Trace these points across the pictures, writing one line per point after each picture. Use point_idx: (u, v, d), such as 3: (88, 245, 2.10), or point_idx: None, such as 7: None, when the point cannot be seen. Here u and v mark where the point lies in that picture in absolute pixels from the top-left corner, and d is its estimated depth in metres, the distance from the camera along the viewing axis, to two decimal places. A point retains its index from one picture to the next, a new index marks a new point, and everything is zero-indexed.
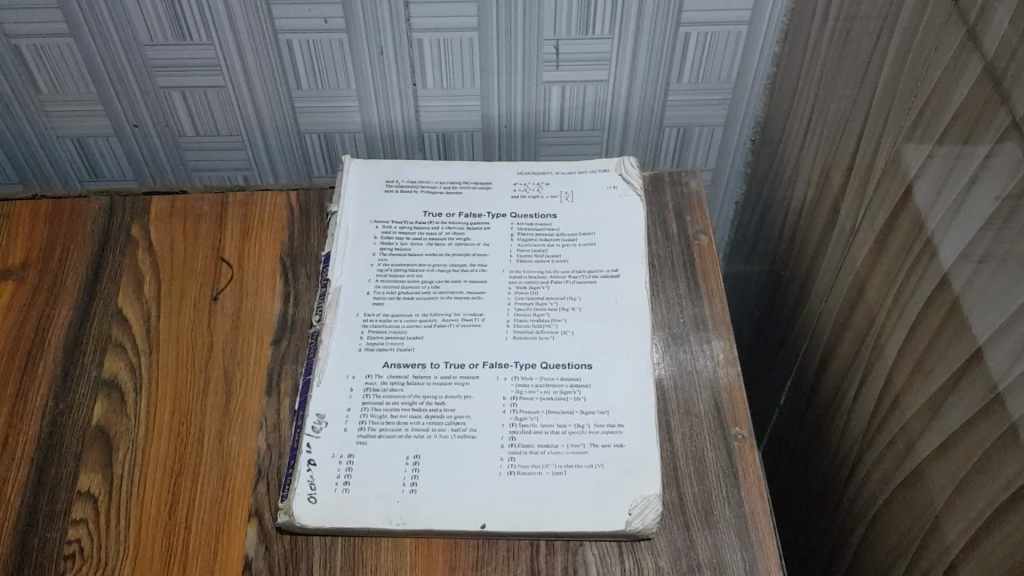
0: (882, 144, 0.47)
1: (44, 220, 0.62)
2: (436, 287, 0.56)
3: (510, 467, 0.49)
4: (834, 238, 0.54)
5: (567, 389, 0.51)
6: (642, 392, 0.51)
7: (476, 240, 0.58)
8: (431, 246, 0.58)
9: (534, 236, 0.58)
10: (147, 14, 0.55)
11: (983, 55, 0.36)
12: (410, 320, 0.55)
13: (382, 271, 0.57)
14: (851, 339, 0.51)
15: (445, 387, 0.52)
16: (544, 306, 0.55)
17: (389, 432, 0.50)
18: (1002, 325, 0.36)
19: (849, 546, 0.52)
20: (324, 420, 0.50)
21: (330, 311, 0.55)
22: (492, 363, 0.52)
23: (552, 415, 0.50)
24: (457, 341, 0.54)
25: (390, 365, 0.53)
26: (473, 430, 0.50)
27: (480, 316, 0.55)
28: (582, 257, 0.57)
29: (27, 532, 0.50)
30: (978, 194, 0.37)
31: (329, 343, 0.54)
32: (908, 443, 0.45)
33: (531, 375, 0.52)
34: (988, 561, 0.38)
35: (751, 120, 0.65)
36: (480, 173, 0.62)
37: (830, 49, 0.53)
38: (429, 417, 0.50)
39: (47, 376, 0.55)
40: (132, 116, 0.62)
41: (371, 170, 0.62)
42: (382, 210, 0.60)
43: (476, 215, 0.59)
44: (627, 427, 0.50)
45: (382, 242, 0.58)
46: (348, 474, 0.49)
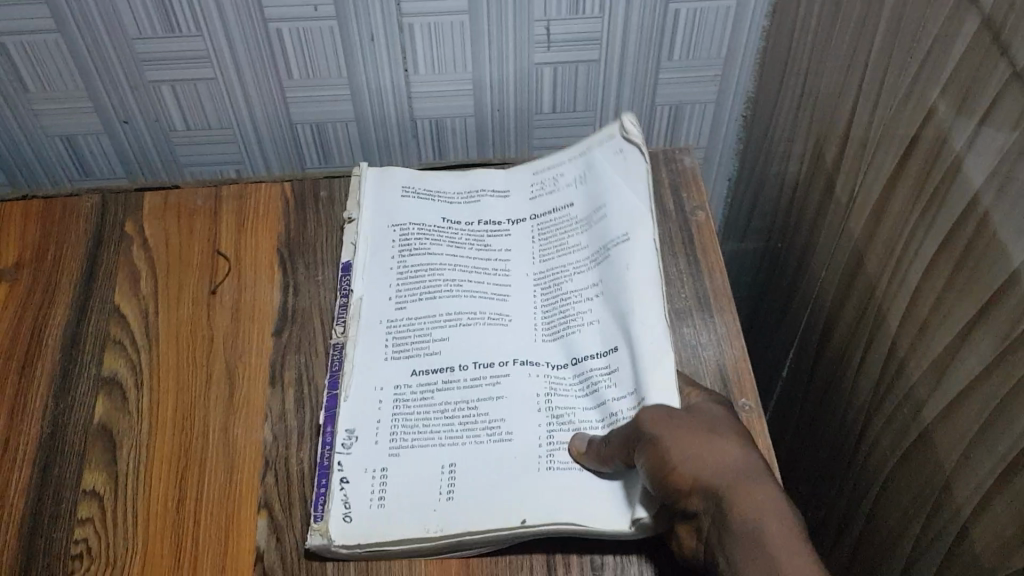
0: (878, 110, 0.47)
1: (36, 220, 0.61)
2: (458, 285, 0.56)
3: (549, 463, 0.48)
4: (831, 207, 0.54)
5: (599, 380, 0.50)
6: (665, 358, 0.49)
7: (497, 245, 0.58)
8: (452, 250, 0.58)
9: (554, 233, 0.58)
10: (135, 6, 0.54)
11: (981, 8, 0.37)
12: (434, 321, 0.54)
13: (403, 275, 0.56)
14: (852, 307, 0.51)
15: (475, 389, 0.51)
16: (569, 301, 0.54)
17: (422, 442, 0.49)
18: (1008, 279, 0.36)
19: (859, 514, 0.52)
20: (355, 435, 0.49)
21: (353, 321, 0.54)
22: (522, 361, 0.52)
23: (586, 412, 0.50)
24: (485, 342, 0.53)
25: (418, 371, 0.52)
26: (509, 433, 0.49)
27: (507, 317, 0.54)
28: (598, 235, 0.56)
29: (33, 534, 0.49)
30: (979, 151, 0.38)
31: (353, 353, 0.53)
32: (915, 407, 0.45)
33: (564, 374, 0.51)
34: (999, 521, 0.38)
35: (742, 96, 0.66)
36: (496, 179, 0.62)
37: (820, 18, 0.53)
38: (463, 423, 0.49)
39: (46, 377, 0.55)
40: (122, 112, 0.61)
41: (387, 175, 0.61)
42: (398, 215, 0.59)
43: (495, 222, 0.59)
44: (662, 395, 0.48)
45: (401, 246, 0.58)
46: (383, 488, 0.47)
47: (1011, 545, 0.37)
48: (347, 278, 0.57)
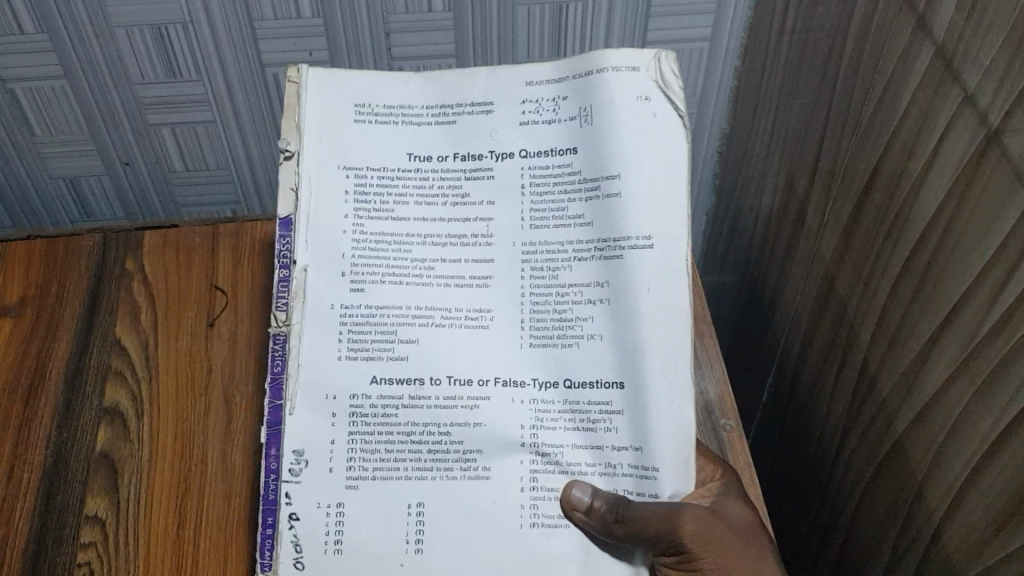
0: (844, 139, 0.50)
1: (39, 258, 0.64)
2: (429, 267, 0.44)
3: (534, 518, 0.42)
4: (803, 234, 0.57)
5: (596, 417, 0.43)
6: (681, 430, 0.42)
7: (479, 197, 0.45)
8: (422, 204, 0.45)
9: (550, 186, 0.45)
10: (140, 54, 0.57)
11: (934, 39, 0.40)
12: (399, 316, 0.43)
13: (358, 242, 0.44)
14: (826, 328, 0.54)
15: (450, 411, 0.43)
16: (565, 300, 0.43)
17: (386, 473, 0.42)
18: (969, 286, 0.38)
19: (840, 528, 0.54)
20: (304, 460, 0.42)
21: (297, 301, 0.43)
22: (505, 382, 0.43)
23: (576, 450, 0.43)
24: (458, 348, 0.43)
25: (379, 379, 0.43)
26: (486, 470, 0.43)
27: (488, 313, 0.44)
28: (606, 215, 0.43)
29: (37, 558, 0.50)
30: (937, 168, 0.40)
31: (300, 349, 0.43)
32: (888, 417, 0.47)
33: (553, 400, 0.43)
34: (970, 518, 0.40)
35: (717, 133, 0.69)
36: (478, 87, 0.46)
37: (788, 56, 0.56)
38: (432, 453, 0.42)
39: (49, 407, 0.57)
40: (124, 154, 0.64)
41: (332, 90, 0.45)
42: (349, 150, 0.45)
43: (476, 155, 0.45)
44: (668, 486, 0.42)
45: (356, 200, 0.44)
46: (340, 530, 0.42)
47: (984, 540, 0.39)
48: (287, 241, 0.43)
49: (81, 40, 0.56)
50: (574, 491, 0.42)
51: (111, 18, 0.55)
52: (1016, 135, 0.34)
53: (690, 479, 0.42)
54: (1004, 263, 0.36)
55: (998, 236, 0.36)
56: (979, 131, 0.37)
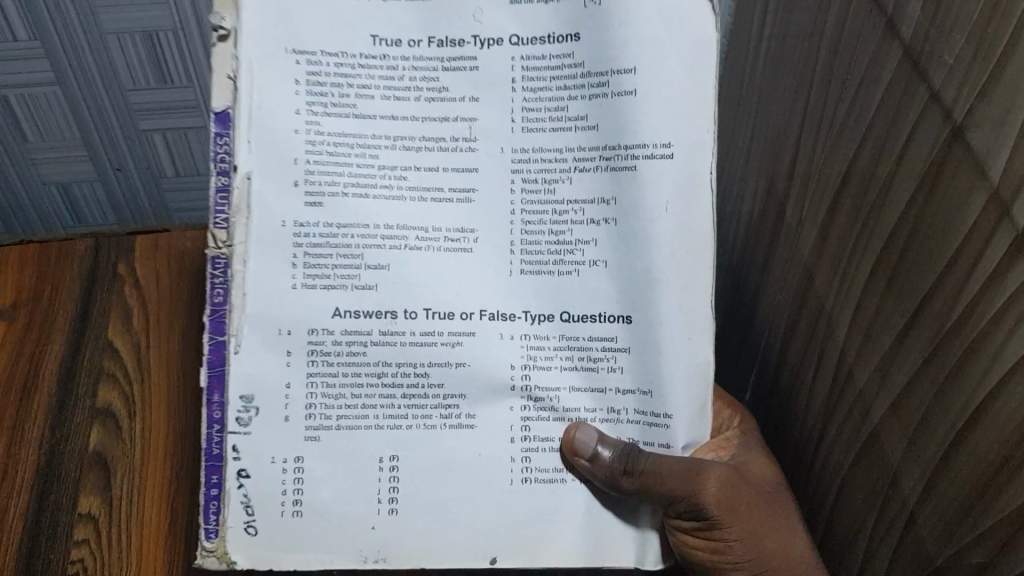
0: (819, 140, 0.51)
1: (32, 262, 0.65)
2: (399, 175, 0.47)
3: (524, 473, 0.48)
4: (782, 233, 0.58)
5: (598, 357, 0.48)
6: (699, 367, 0.47)
7: (457, 92, 0.47)
8: (389, 98, 0.47)
9: (546, 93, 0.47)
10: (133, 61, 0.64)
11: (901, 39, 0.41)
12: (365, 237, 0.46)
13: (312, 143, 0.46)
14: (804, 324, 0.55)
15: (424, 348, 0.47)
16: (563, 214, 0.47)
17: (358, 419, 0.46)
18: (936, 279, 0.40)
19: (819, 520, 0.56)
20: (252, 409, 0.46)
21: (238, 219, 0.45)
22: (493, 316, 0.47)
23: (574, 393, 0.48)
24: (429, 267, 0.47)
25: (341, 313, 0.46)
26: (472, 418, 0.48)
27: (471, 234, 0.47)
28: (614, 123, 0.46)
29: (31, 555, 0.52)
30: (905, 165, 0.42)
31: (245, 275, 0.45)
32: (863, 409, 0.48)
33: (547, 338, 0.48)
34: (940, 503, 0.41)
35: None
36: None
37: (767, 60, 0.58)
38: (406, 398, 0.47)
39: (43, 408, 0.58)
40: (116, 160, 0.70)
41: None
42: (302, 31, 0.46)
43: (456, 43, 0.47)
44: (682, 435, 0.48)
45: (312, 90, 0.46)
46: (297, 488, 0.47)
47: (953, 523, 0.40)
48: (225, 141, 0.45)
49: (74, 46, 0.62)
50: (578, 435, 0.47)
51: (102, 23, 0.61)
52: (978, 129, 0.36)
53: (706, 428, 0.48)
54: (974, 246, 0.37)
55: (964, 226, 0.38)
56: (943, 127, 0.38)
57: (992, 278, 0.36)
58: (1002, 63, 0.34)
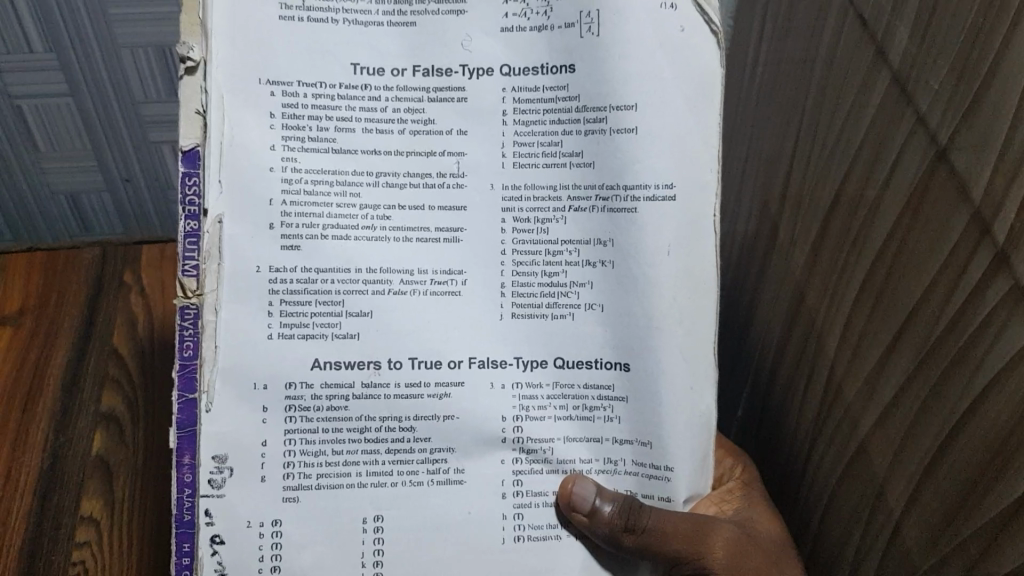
0: (811, 162, 0.53)
1: (39, 272, 0.68)
2: (382, 215, 0.47)
3: (517, 532, 0.48)
4: (775, 252, 0.59)
5: (596, 406, 0.49)
6: (700, 419, 0.48)
7: (444, 125, 0.47)
8: (371, 131, 0.47)
9: (539, 129, 0.47)
10: (145, 77, 0.69)
11: (890, 66, 0.43)
12: (346, 281, 0.46)
13: (289, 180, 0.46)
14: (795, 343, 0.57)
15: (411, 400, 0.47)
16: (557, 256, 0.48)
17: (341, 477, 0.46)
18: (923, 293, 0.41)
19: (809, 532, 0.57)
20: (225, 470, 0.45)
21: (211, 263, 0.45)
22: (483, 362, 0.48)
23: (569, 444, 0.49)
24: (410, 312, 0.47)
25: (321, 364, 0.46)
26: (461, 475, 0.48)
27: (459, 276, 0.47)
28: (614, 166, 0.47)
29: (32, 557, 0.53)
30: (894, 186, 0.43)
31: (216, 325, 0.45)
32: (852, 423, 0.49)
33: (539, 391, 0.48)
34: (926, 513, 0.43)
35: None
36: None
37: (762, 85, 0.60)
38: (392, 455, 0.47)
39: (47, 412, 0.59)
40: (125, 172, 0.75)
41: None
42: (276, 60, 0.46)
43: (441, 72, 0.47)
44: (685, 488, 0.49)
45: (287, 124, 0.46)
46: (276, 553, 0.46)
47: (937, 532, 0.42)
48: (194, 181, 0.45)
49: (89, 61, 0.67)
50: (575, 489, 0.48)
51: (116, 39, 0.66)
52: (961, 152, 0.38)
53: (707, 480, 0.50)
54: (958, 261, 0.38)
55: (947, 244, 0.39)
56: (928, 149, 0.40)
57: (975, 292, 0.37)
58: (987, 84, 0.36)
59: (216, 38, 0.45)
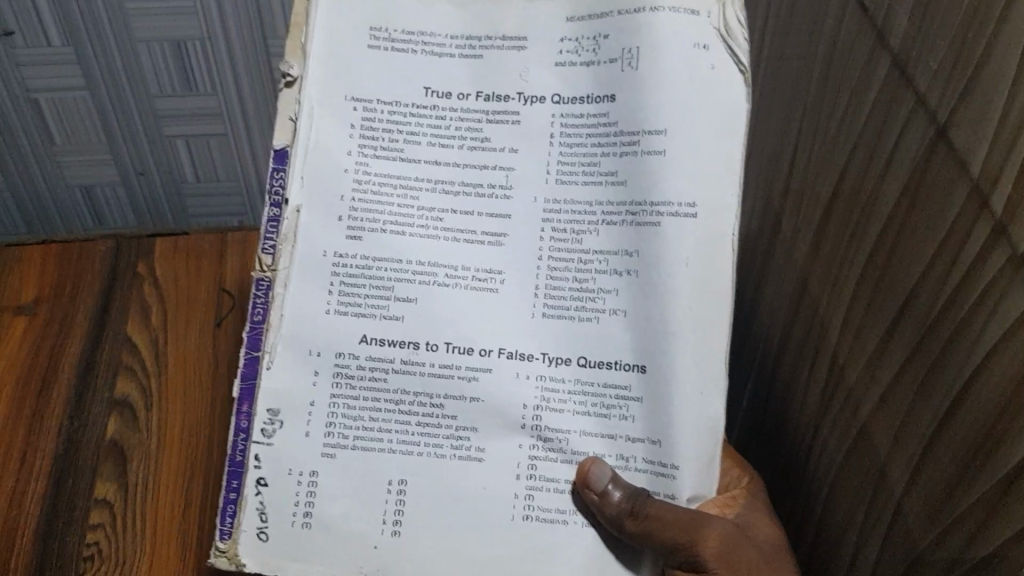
0: (812, 152, 0.54)
1: (54, 262, 0.69)
2: (435, 217, 0.49)
3: (526, 512, 0.47)
4: (778, 243, 0.61)
5: (612, 404, 0.48)
6: (709, 423, 0.47)
7: (498, 143, 0.49)
8: (433, 145, 0.49)
9: (580, 150, 0.49)
10: (161, 72, 0.71)
11: (890, 50, 0.44)
12: (397, 270, 0.48)
13: (360, 181, 0.49)
14: (798, 331, 0.58)
15: (444, 380, 0.48)
16: (587, 264, 0.48)
17: (368, 443, 0.47)
18: (922, 273, 0.42)
19: (812, 517, 0.58)
20: (276, 421, 0.47)
21: (286, 245, 0.48)
22: (512, 354, 0.48)
23: (586, 438, 0.48)
24: (454, 306, 0.48)
25: (368, 339, 0.48)
26: (481, 452, 0.48)
27: (498, 276, 0.48)
28: (642, 180, 0.47)
29: (47, 538, 0.54)
30: (894, 167, 0.44)
31: (284, 298, 0.48)
32: (854, 407, 0.50)
33: (561, 381, 0.48)
34: (926, 488, 0.44)
35: None
36: (512, 23, 0.50)
37: (765, 79, 0.62)
38: (420, 426, 0.47)
39: (62, 397, 0.61)
40: (139, 165, 0.78)
41: (349, 10, 0.50)
42: (361, 81, 0.49)
43: (502, 97, 0.49)
44: (688, 486, 0.47)
45: (364, 134, 0.49)
46: (308, 503, 0.47)
47: (937, 506, 0.43)
48: (280, 176, 0.49)
49: (105, 51, 0.69)
50: (593, 468, 0.46)
51: (134, 33, 0.68)
52: (959, 129, 0.39)
53: (711, 484, 0.48)
54: (958, 235, 0.39)
55: (946, 222, 0.40)
56: (928, 130, 0.41)
57: (974, 266, 0.38)
58: (981, 64, 0.37)
59: (314, 59, 0.49)
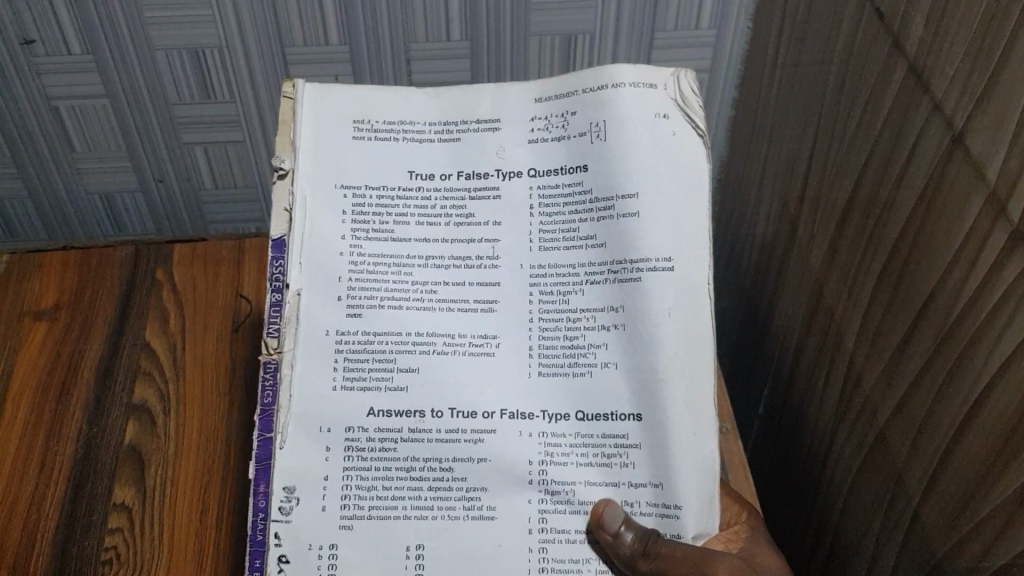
0: (829, 160, 0.54)
1: (74, 267, 0.70)
2: (429, 290, 0.47)
3: (543, 566, 0.44)
4: (794, 250, 0.60)
5: (613, 451, 0.45)
6: (706, 463, 0.45)
7: (483, 217, 0.48)
8: (422, 224, 0.48)
9: (560, 215, 0.48)
10: (180, 79, 0.72)
11: (906, 55, 0.44)
12: (397, 341, 0.46)
13: (355, 262, 0.46)
14: (815, 338, 0.57)
15: (450, 444, 0.45)
16: (576, 325, 0.46)
17: (382, 511, 0.44)
18: (939, 280, 0.42)
19: (829, 525, 0.57)
20: (294, 497, 0.44)
21: (290, 327, 0.45)
22: (511, 413, 0.45)
23: (591, 488, 0.45)
24: (455, 374, 0.46)
25: (375, 412, 0.45)
26: (492, 509, 0.44)
27: (494, 340, 0.46)
28: (621, 238, 0.46)
29: (66, 542, 0.55)
30: (911, 173, 0.44)
31: (292, 377, 0.45)
32: (871, 415, 0.50)
33: (563, 434, 0.45)
34: (943, 499, 0.43)
35: (735, 69, 0.76)
36: (485, 106, 0.50)
37: (781, 84, 0.62)
38: (433, 492, 0.44)
39: (81, 403, 0.62)
40: (158, 172, 0.79)
41: (330, 105, 0.49)
42: (348, 166, 0.48)
43: (482, 174, 0.48)
44: (693, 525, 0.45)
45: (354, 219, 0.47)
46: (332, 573, 0.43)
47: (955, 515, 0.42)
48: (280, 263, 0.47)
49: (123, 58, 0.70)
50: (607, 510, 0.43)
51: (153, 42, 0.69)
52: (977, 133, 0.39)
53: (716, 518, 0.45)
54: (975, 242, 0.39)
55: (962, 229, 0.40)
56: (944, 136, 0.41)
57: (990, 273, 0.38)
58: (998, 73, 0.37)
59: (302, 150, 0.48)
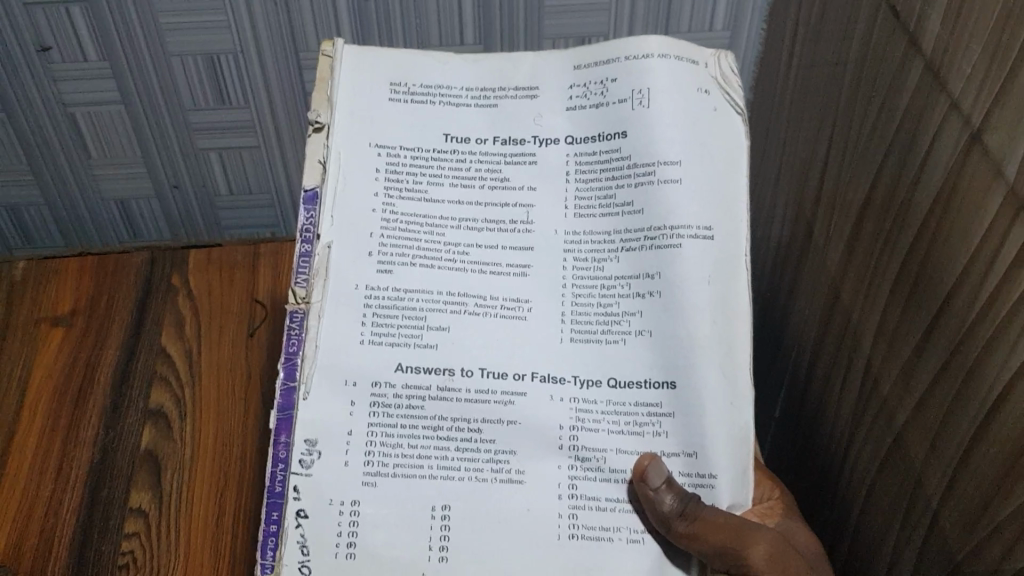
0: (845, 159, 0.54)
1: (90, 273, 0.70)
2: (460, 252, 0.46)
3: (572, 531, 0.43)
4: (810, 250, 0.60)
5: (644, 421, 0.44)
6: (741, 434, 0.44)
7: (517, 182, 0.48)
8: (456, 186, 0.47)
9: (597, 182, 0.48)
10: (195, 86, 0.72)
11: (923, 54, 0.44)
12: (429, 300, 0.45)
13: (388, 221, 0.46)
14: (831, 336, 0.57)
15: (481, 405, 0.44)
16: (610, 291, 0.46)
17: (407, 471, 0.43)
18: (957, 279, 0.42)
19: (848, 525, 0.57)
20: (315, 450, 0.43)
21: (319, 279, 0.45)
22: (542, 376, 0.45)
23: (622, 456, 0.44)
24: (487, 336, 0.45)
25: (403, 367, 0.44)
26: (520, 474, 0.44)
27: (525, 304, 0.46)
28: (660, 204, 0.46)
29: (83, 546, 0.55)
30: (928, 171, 0.44)
31: (318, 330, 0.44)
32: (889, 416, 0.50)
33: (595, 400, 0.45)
34: (963, 498, 0.43)
35: (748, 70, 0.76)
36: (523, 75, 0.50)
37: (797, 83, 0.62)
38: (460, 451, 0.43)
39: (97, 408, 0.62)
40: (173, 178, 0.79)
41: (367, 66, 0.49)
42: (383, 129, 0.48)
43: (519, 141, 0.49)
44: (727, 495, 0.44)
45: (388, 178, 0.47)
46: (353, 531, 0.42)
47: (977, 513, 0.42)
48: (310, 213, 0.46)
49: (138, 66, 0.70)
50: (649, 469, 0.42)
51: (168, 48, 0.69)
52: (994, 133, 0.38)
53: (749, 491, 0.45)
54: (993, 242, 0.39)
55: (980, 230, 0.40)
56: (962, 133, 0.41)
57: (1008, 274, 0.38)
58: (1013, 74, 0.37)
59: (339, 107, 0.48)
